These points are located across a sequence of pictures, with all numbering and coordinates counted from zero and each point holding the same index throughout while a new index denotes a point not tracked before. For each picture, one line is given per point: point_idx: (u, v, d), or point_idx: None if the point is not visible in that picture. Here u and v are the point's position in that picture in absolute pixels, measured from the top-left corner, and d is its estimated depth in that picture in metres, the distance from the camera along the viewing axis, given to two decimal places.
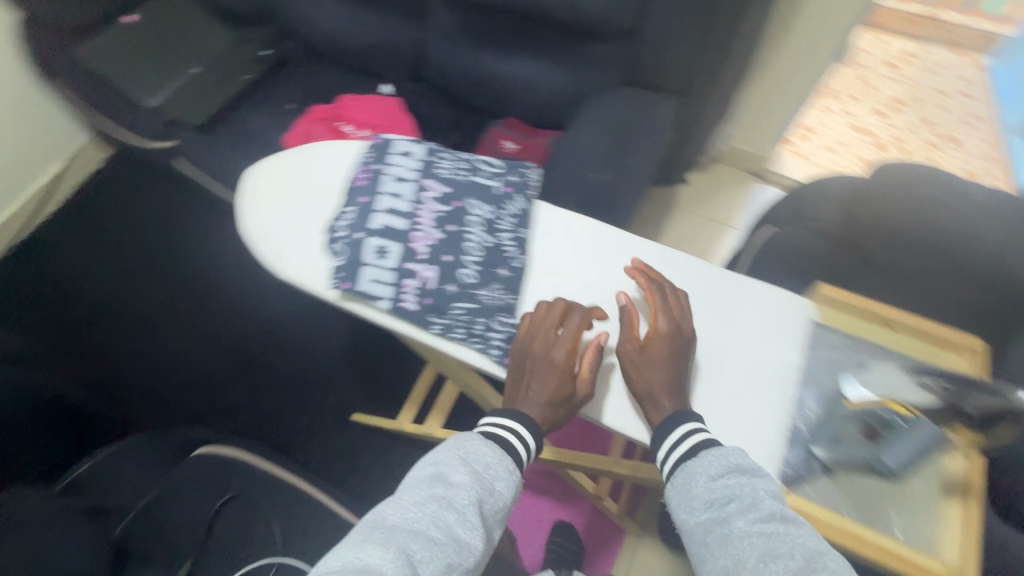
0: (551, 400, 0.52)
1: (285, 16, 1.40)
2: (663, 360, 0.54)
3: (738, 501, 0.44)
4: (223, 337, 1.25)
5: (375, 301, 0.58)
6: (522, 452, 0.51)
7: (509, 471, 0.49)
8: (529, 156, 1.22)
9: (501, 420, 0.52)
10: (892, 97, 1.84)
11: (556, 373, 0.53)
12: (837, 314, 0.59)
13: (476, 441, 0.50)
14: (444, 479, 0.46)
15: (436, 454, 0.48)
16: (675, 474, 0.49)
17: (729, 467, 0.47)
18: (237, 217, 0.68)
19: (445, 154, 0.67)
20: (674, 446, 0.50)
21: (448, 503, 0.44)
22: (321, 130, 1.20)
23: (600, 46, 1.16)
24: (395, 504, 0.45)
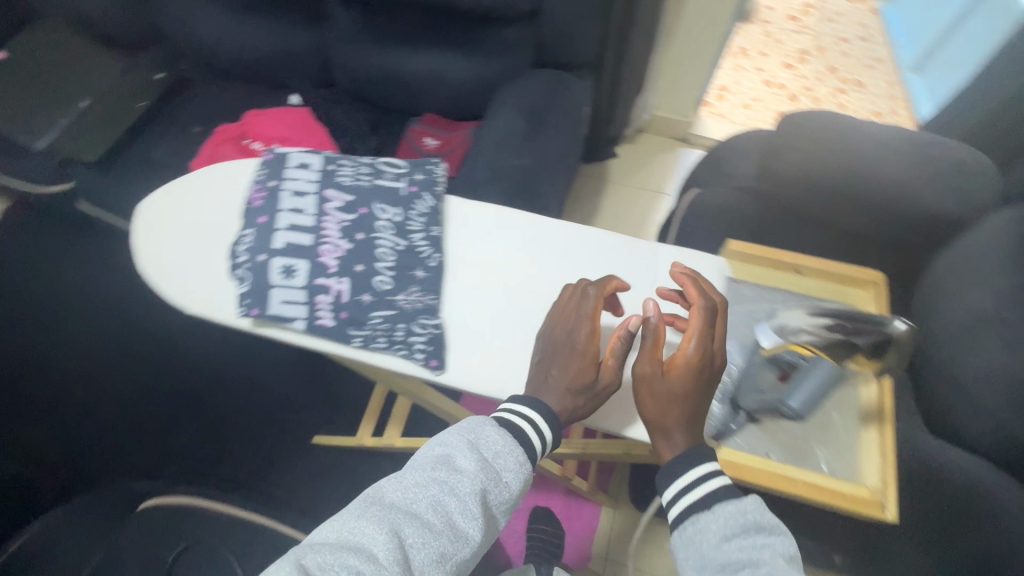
0: (570, 389, 0.51)
1: (175, 35, 1.32)
2: (683, 390, 0.50)
3: (751, 569, 0.41)
4: (160, 380, 1.19)
5: (288, 323, 0.56)
6: (537, 443, 0.49)
7: (521, 463, 0.47)
8: (452, 150, 1.20)
9: (522, 405, 0.50)
10: (798, 49, 1.91)
11: (578, 358, 0.51)
12: (747, 267, 0.62)
13: (489, 426, 0.48)
14: (449, 463, 0.45)
15: (446, 435, 0.48)
16: (683, 523, 0.46)
17: (744, 525, 0.44)
18: (134, 255, 0.64)
19: (345, 160, 0.65)
20: (683, 490, 0.47)
21: (449, 489, 0.44)
22: (229, 151, 1.15)
23: (505, 30, 1.15)
24: (396, 482, 0.44)
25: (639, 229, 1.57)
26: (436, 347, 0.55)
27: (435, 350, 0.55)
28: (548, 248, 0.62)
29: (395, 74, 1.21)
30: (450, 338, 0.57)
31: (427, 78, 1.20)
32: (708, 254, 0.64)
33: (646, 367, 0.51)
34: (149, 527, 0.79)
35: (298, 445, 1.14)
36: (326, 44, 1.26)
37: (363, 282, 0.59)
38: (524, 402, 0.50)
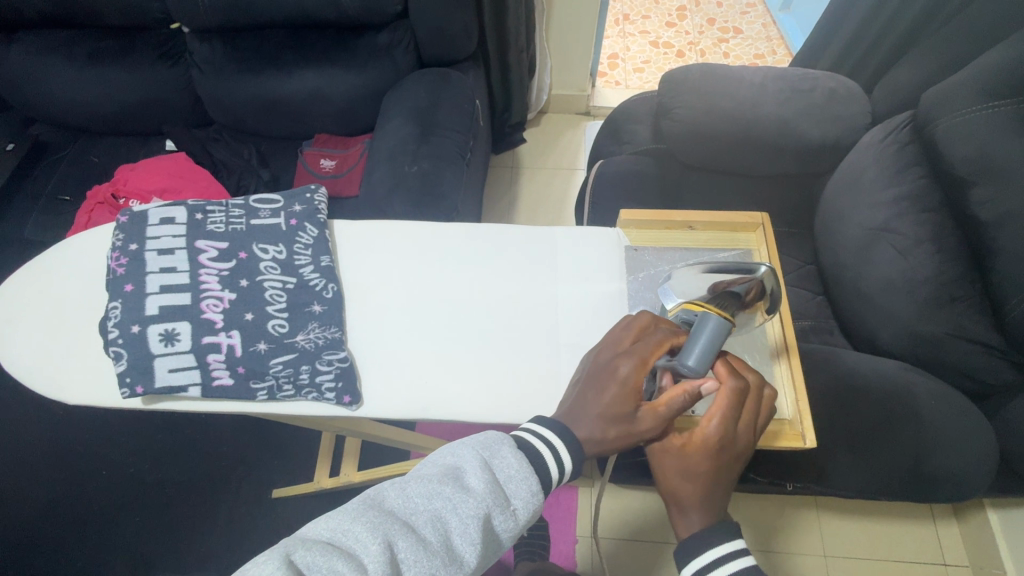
0: (602, 417, 0.47)
1: (21, 101, 1.21)
2: (704, 468, 0.48)
3: None
4: (90, 471, 1.11)
5: (182, 392, 0.52)
6: (553, 471, 0.46)
7: (532, 493, 0.44)
8: (350, 169, 1.16)
9: (551, 430, 0.47)
10: (676, 6, 1.97)
11: (620, 386, 0.48)
12: (641, 233, 0.61)
13: (506, 448, 0.45)
14: (456, 478, 0.43)
15: (459, 447, 0.45)
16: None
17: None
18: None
19: (213, 206, 0.60)
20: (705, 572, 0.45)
21: (453, 509, 0.41)
22: (103, 215, 1.05)
23: (377, 36, 1.11)
24: (399, 488, 0.42)
25: (562, 208, 1.58)
26: (345, 382, 0.53)
27: (345, 385, 0.52)
28: (444, 254, 0.60)
29: (271, 99, 1.15)
30: (359, 369, 0.54)
31: (307, 99, 1.15)
32: (605, 228, 0.64)
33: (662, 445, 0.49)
34: None
35: (253, 503, 1.09)
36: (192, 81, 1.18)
37: (257, 331, 0.55)
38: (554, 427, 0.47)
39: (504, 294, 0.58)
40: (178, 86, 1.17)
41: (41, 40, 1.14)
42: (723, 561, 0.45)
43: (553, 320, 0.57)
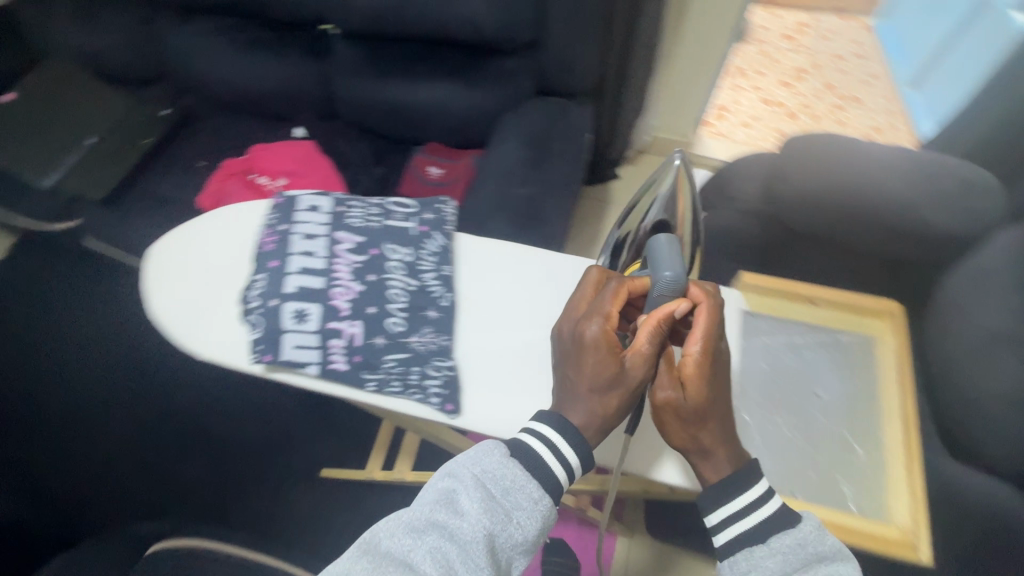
0: (592, 386, 0.51)
1: (181, 73, 1.35)
2: (707, 397, 0.51)
3: None
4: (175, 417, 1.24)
5: (302, 367, 0.55)
6: (559, 473, 0.49)
7: (531, 501, 0.47)
8: (456, 179, 1.21)
9: (545, 426, 0.50)
10: (795, 67, 1.94)
11: (598, 352, 0.51)
12: (762, 299, 0.64)
13: (495, 463, 0.48)
14: (449, 505, 0.46)
15: (450, 473, 0.48)
16: (734, 552, 0.49)
17: (803, 556, 0.47)
18: (145, 300, 0.64)
19: (355, 202, 0.65)
20: (731, 518, 0.49)
21: (450, 536, 0.44)
22: (234, 186, 1.15)
23: (506, 60, 1.17)
24: (392, 527, 0.46)
25: None
26: (450, 391, 0.54)
27: (450, 394, 0.54)
28: (557, 283, 0.62)
29: (396, 103, 1.23)
30: (463, 381, 0.56)
31: (429, 109, 1.22)
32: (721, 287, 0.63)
33: (664, 394, 0.51)
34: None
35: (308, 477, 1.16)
36: (329, 77, 1.28)
37: (376, 323, 0.58)
38: (542, 419, 0.50)
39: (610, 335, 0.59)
40: (315, 80, 1.28)
41: (211, 24, 1.28)
42: (748, 509, 0.49)
43: None
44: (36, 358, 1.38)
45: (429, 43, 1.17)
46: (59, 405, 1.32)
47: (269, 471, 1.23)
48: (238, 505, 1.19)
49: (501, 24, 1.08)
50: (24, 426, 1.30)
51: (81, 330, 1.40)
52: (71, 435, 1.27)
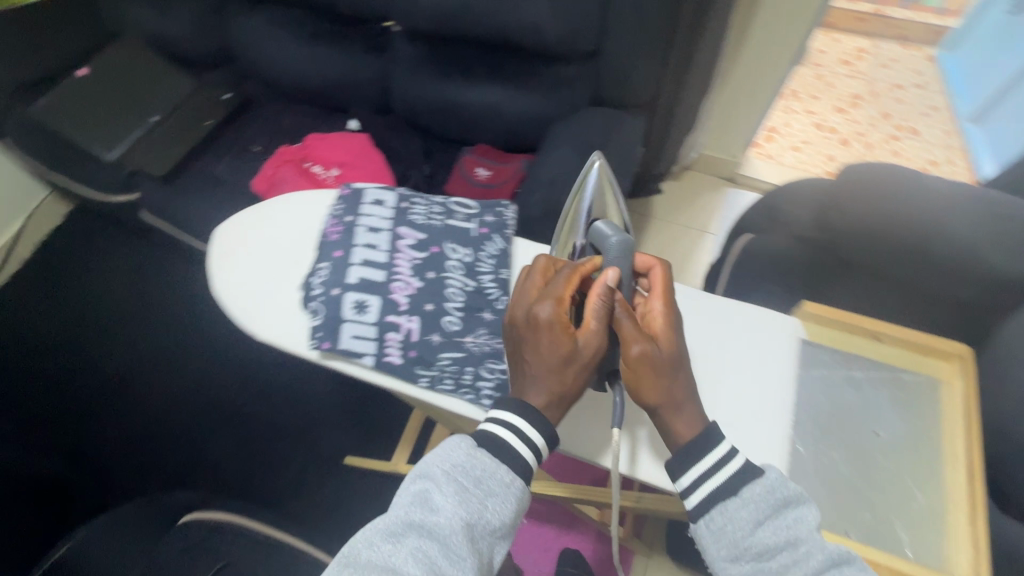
0: (557, 359, 0.51)
1: (245, 59, 1.40)
2: (668, 350, 0.53)
3: (789, 551, 0.46)
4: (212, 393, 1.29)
5: (357, 358, 0.56)
6: (529, 456, 0.49)
7: (505, 487, 0.48)
8: (503, 182, 1.22)
9: (508, 414, 0.50)
10: (850, 94, 1.89)
11: (556, 330, 0.51)
12: (823, 331, 0.59)
13: (464, 455, 0.48)
14: (425, 505, 0.46)
15: (421, 474, 0.48)
16: (709, 511, 0.49)
17: (773, 503, 0.48)
18: (209, 279, 0.66)
19: (418, 199, 0.66)
20: (701, 479, 0.49)
21: (430, 534, 0.44)
22: (289, 172, 1.18)
23: (563, 68, 1.17)
24: (370, 537, 0.45)
25: (683, 268, 1.55)
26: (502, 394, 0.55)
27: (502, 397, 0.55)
28: None
29: (451, 103, 1.24)
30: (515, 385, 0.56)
31: (483, 111, 1.23)
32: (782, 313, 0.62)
33: (634, 350, 0.52)
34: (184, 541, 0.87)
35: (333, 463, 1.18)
36: (387, 73, 1.30)
37: (431, 321, 0.59)
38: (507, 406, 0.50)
39: None
40: (373, 75, 1.30)
41: (279, 15, 1.32)
42: (718, 466, 0.49)
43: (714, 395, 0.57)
44: (88, 324, 1.45)
45: (488, 46, 1.18)
46: (106, 372, 1.38)
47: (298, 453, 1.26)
48: (268, 483, 1.23)
49: (565, 33, 1.09)
50: (74, 387, 1.36)
51: (134, 301, 1.47)
52: (115, 401, 1.34)
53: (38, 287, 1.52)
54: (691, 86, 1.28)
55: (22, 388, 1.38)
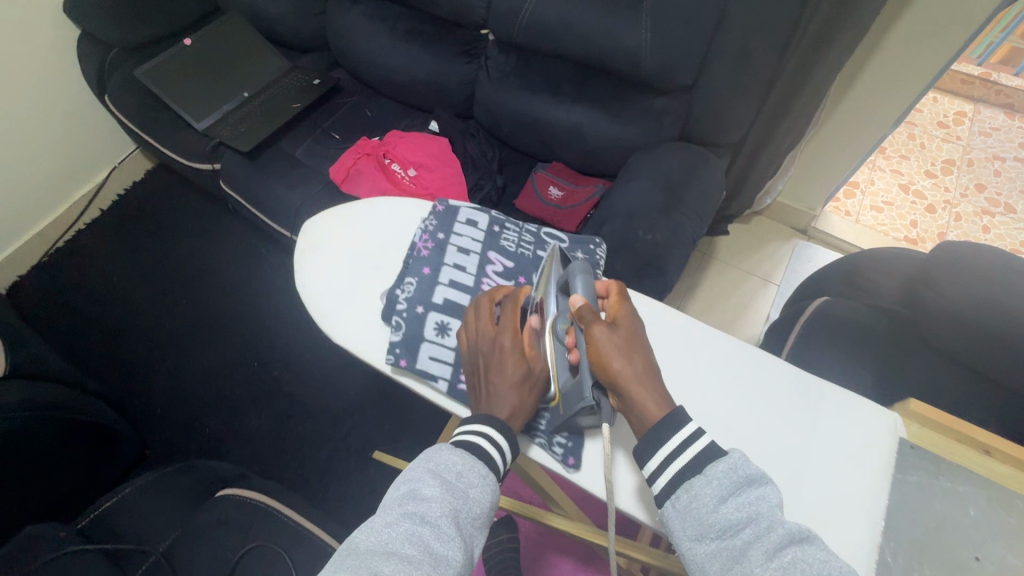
0: (515, 384, 0.53)
1: (339, 49, 1.43)
2: (632, 341, 0.55)
3: (751, 527, 0.44)
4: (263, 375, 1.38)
5: (432, 380, 0.58)
6: (499, 459, 0.51)
7: (483, 478, 0.48)
8: (576, 204, 1.20)
9: (473, 422, 0.53)
10: (944, 158, 1.79)
11: (512, 361, 0.54)
12: (923, 432, 0.56)
13: (447, 452, 0.49)
14: (415, 497, 0.45)
15: (408, 472, 0.48)
16: (675, 490, 0.48)
17: (735, 480, 0.47)
18: (295, 271, 0.68)
19: (510, 225, 0.67)
20: (667, 459, 0.49)
21: (420, 520, 0.43)
22: (368, 166, 1.19)
23: (655, 98, 1.14)
24: (366, 529, 0.44)
25: (739, 315, 1.50)
26: (574, 444, 0.59)
27: (574, 448, 0.59)
28: (699, 362, 0.63)
29: (534, 118, 1.23)
30: (586, 436, 0.60)
31: (565, 130, 1.21)
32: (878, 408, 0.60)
33: (598, 329, 0.54)
34: (220, 515, 0.88)
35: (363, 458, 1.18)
36: (475, 80, 1.31)
37: None
38: (472, 417, 0.52)
39: (744, 430, 0.58)
40: (461, 80, 1.30)
41: (380, 10, 1.34)
42: (684, 447, 0.49)
43: (795, 481, 0.55)
44: (154, 280, 1.53)
45: (581, 66, 1.17)
46: (164, 329, 1.45)
47: (330, 440, 1.28)
48: (297, 463, 1.26)
49: (662, 65, 1.06)
50: (135, 338, 1.44)
51: (200, 265, 1.54)
52: (167, 360, 1.41)
53: (114, 237, 1.59)
54: (783, 134, 1.23)
55: (85, 333, 1.45)
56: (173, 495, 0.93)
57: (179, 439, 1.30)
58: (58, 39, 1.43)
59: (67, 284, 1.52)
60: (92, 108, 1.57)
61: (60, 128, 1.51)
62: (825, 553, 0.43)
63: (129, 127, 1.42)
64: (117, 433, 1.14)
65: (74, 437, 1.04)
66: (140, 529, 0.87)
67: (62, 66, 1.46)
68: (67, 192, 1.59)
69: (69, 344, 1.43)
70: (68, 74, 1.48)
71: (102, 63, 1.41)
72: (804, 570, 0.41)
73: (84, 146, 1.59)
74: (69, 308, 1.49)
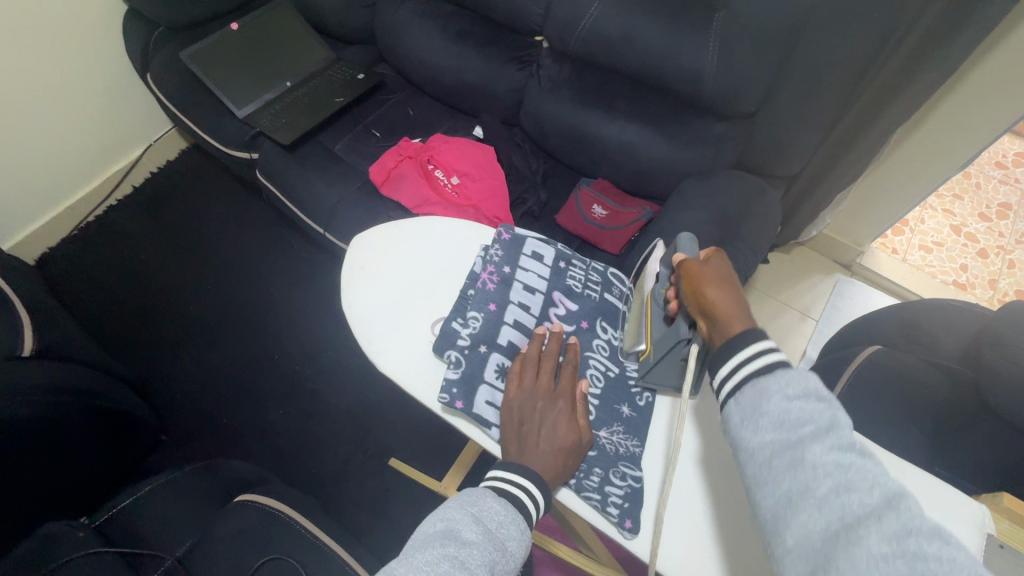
0: (561, 448, 0.57)
1: (386, 43, 1.40)
2: (721, 274, 0.58)
3: (812, 427, 0.45)
4: (282, 369, 1.36)
5: (485, 425, 0.61)
6: (533, 509, 0.54)
7: (520, 532, 0.51)
8: (621, 225, 1.15)
9: (506, 471, 0.55)
10: (1000, 201, 1.73)
11: (563, 425, 0.58)
12: (1016, 530, 0.54)
13: (490, 501, 0.52)
14: (455, 538, 0.48)
15: (450, 513, 0.51)
16: (742, 390, 0.50)
17: (806, 389, 0.47)
18: (342, 299, 0.73)
19: (576, 261, 0.74)
20: (738, 365, 0.50)
21: (461, 563, 0.45)
22: (411, 170, 1.16)
23: (715, 123, 1.09)
24: (407, 562, 0.45)
25: None
26: (631, 506, 0.56)
27: (631, 510, 0.56)
28: None
29: (584, 132, 1.19)
30: (645, 499, 0.58)
31: (615, 149, 1.16)
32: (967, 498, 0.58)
33: (690, 265, 0.60)
34: (238, 525, 0.85)
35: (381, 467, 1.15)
36: (525, 88, 1.26)
37: None
38: (500, 465, 0.56)
39: None
40: (511, 86, 1.26)
41: (432, 9, 1.31)
42: (758, 356, 0.50)
43: None
44: (183, 263, 1.52)
45: (639, 83, 1.12)
46: (189, 314, 1.44)
47: (348, 443, 1.26)
48: (313, 464, 1.24)
49: (726, 91, 1.01)
50: (160, 321, 1.43)
51: (229, 252, 1.53)
52: (190, 345, 1.40)
53: (144, 215, 1.59)
54: (842, 169, 1.18)
55: (109, 311, 1.44)
56: (189, 505, 0.91)
57: (197, 429, 1.29)
58: (105, 14, 1.41)
59: (93, 259, 1.51)
60: (133, 85, 1.55)
61: (100, 103, 1.49)
62: (878, 468, 0.43)
63: (168, 109, 1.40)
64: (135, 421, 1.13)
65: (95, 426, 1.02)
66: (163, 529, 0.87)
67: (107, 41, 1.44)
68: (100, 167, 1.57)
69: (93, 321, 1.42)
70: (113, 49, 1.46)
71: (147, 42, 1.39)
72: (858, 477, 0.42)
73: (121, 121, 1.57)
74: (95, 284, 1.48)
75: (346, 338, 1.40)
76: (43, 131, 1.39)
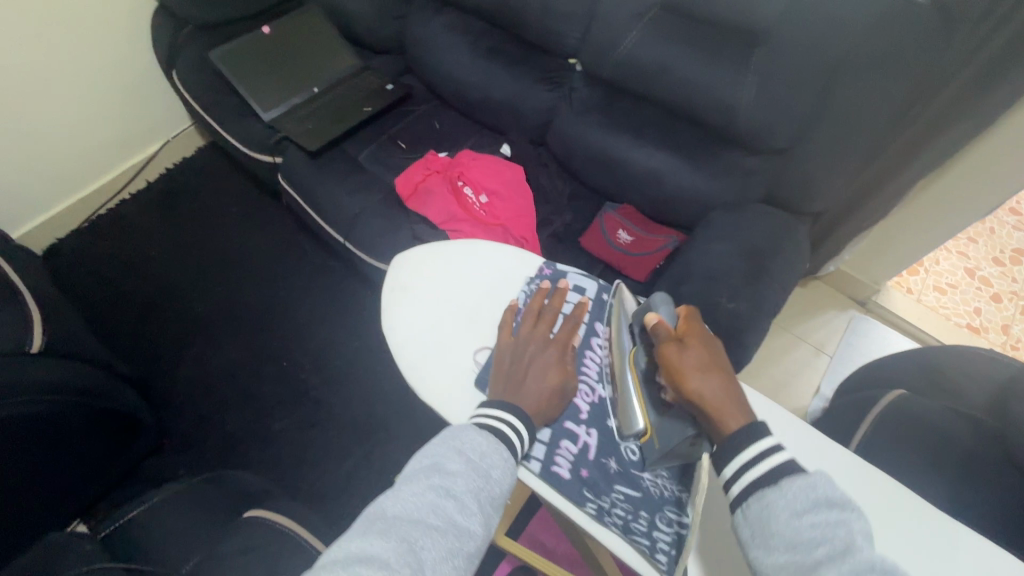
0: (550, 389, 0.62)
1: (416, 56, 1.39)
2: (700, 354, 0.59)
3: (824, 546, 0.45)
4: (291, 378, 1.33)
5: (528, 459, 0.63)
6: (516, 441, 0.56)
7: (504, 459, 0.53)
8: (645, 252, 1.14)
9: (494, 406, 0.59)
10: (1014, 246, 1.74)
11: (554, 370, 0.63)
12: None
13: (472, 433, 0.54)
14: (440, 470, 0.50)
15: (433, 447, 0.53)
16: (748, 501, 0.50)
17: (815, 499, 0.47)
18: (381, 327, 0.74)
19: None
20: (741, 471, 0.51)
21: (445, 493, 0.48)
22: (439, 185, 1.15)
23: (746, 157, 1.08)
24: (393, 496, 0.48)
25: (787, 382, 1.44)
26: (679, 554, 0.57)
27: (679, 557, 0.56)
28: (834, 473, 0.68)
29: (611, 158, 1.18)
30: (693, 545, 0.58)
31: (642, 176, 1.16)
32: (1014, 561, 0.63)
33: (670, 349, 0.60)
34: (244, 541, 0.81)
35: None
36: (555, 109, 1.26)
37: (610, 440, 0.65)
38: (488, 401, 0.59)
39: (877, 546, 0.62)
40: (541, 107, 1.26)
41: (466, 25, 1.31)
42: (760, 461, 0.51)
43: None
44: (193, 262, 1.49)
45: (671, 111, 1.12)
46: (197, 314, 1.42)
47: (353, 457, 1.23)
48: (318, 476, 1.21)
49: (761, 127, 1.00)
50: (166, 319, 1.41)
51: (241, 253, 1.51)
52: (196, 346, 1.37)
53: (158, 210, 1.57)
54: (869, 208, 1.18)
55: (116, 307, 1.42)
56: (199, 513, 0.89)
57: (200, 433, 1.26)
58: (134, 8, 1.40)
59: (103, 253, 1.49)
60: (155, 80, 1.54)
61: (120, 95, 1.47)
62: None
63: (191, 107, 1.39)
64: (138, 420, 1.10)
65: (98, 427, 0.99)
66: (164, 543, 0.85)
67: (133, 37, 1.43)
68: (116, 161, 1.55)
69: (98, 318, 1.40)
70: (140, 44, 1.46)
71: (175, 40, 1.38)
72: None
73: (140, 116, 1.55)
74: (104, 279, 1.45)
75: (357, 349, 1.37)
76: (60, 120, 1.37)
